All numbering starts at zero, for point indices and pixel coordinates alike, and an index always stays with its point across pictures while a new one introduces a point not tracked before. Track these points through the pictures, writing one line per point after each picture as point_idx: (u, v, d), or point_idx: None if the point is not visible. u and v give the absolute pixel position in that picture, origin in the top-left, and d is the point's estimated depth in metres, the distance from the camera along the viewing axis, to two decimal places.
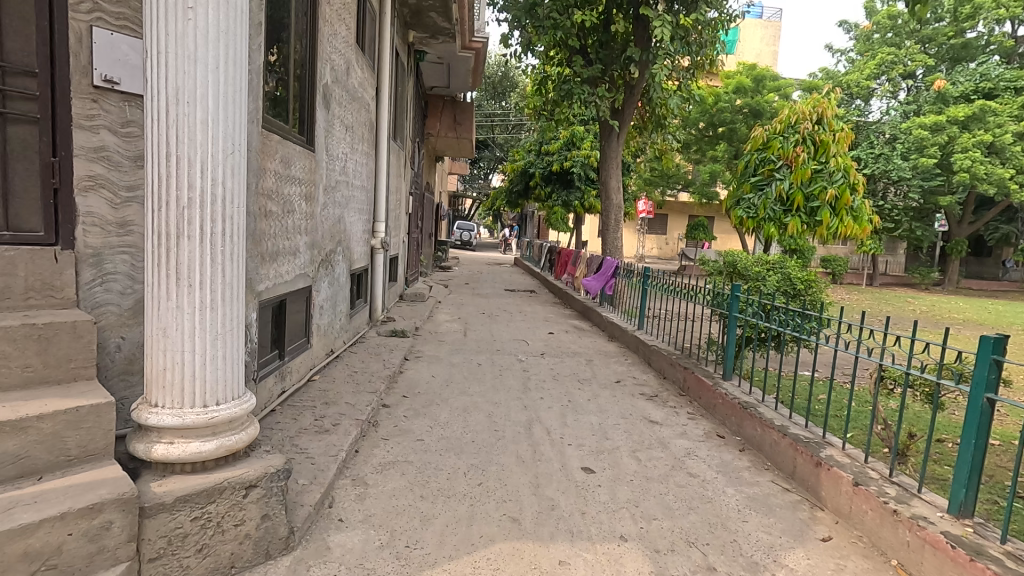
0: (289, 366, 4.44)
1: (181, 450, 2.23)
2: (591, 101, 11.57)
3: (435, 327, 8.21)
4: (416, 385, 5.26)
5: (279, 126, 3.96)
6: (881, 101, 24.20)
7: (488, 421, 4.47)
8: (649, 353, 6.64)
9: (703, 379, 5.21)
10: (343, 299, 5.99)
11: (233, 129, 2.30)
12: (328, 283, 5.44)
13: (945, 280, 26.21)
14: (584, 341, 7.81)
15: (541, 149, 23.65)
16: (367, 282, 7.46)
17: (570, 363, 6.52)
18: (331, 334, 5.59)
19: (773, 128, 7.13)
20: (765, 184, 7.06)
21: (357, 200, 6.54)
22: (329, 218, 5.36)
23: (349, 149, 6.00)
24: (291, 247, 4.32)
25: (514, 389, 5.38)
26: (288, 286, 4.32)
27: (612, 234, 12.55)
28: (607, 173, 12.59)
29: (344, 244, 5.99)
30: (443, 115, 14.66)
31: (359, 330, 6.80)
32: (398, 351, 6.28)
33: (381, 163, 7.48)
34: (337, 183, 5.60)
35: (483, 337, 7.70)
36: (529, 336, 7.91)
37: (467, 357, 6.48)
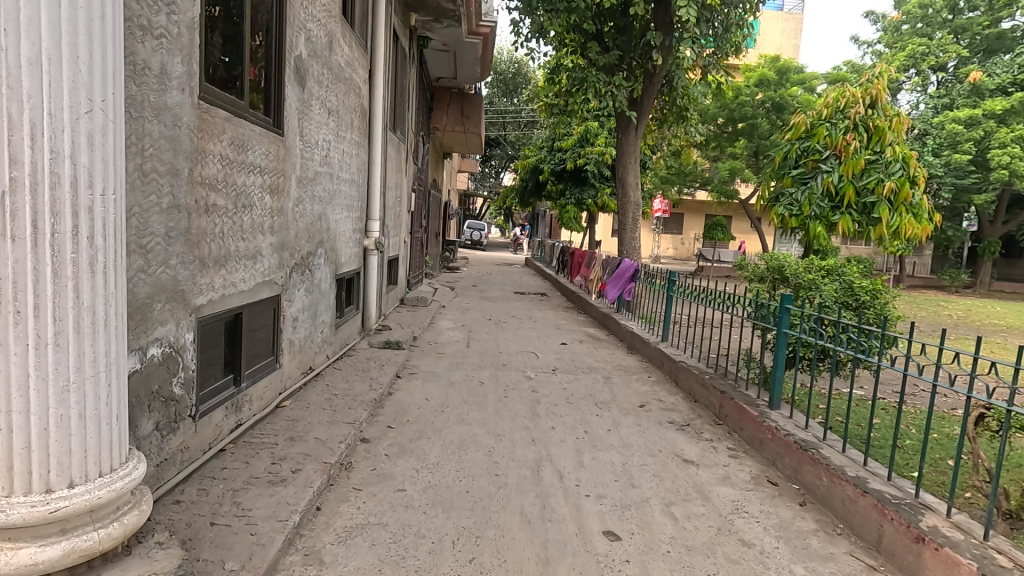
0: (248, 393, 3.68)
1: (6, 560, 1.53)
2: (608, 90, 10.76)
3: (436, 336, 7.44)
4: (405, 411, 4.48)
5: (227, 99, 3.20)
6: (911, 95, 23.05)
7: (488, 461, 3.68)
8: (677, 370, 5.80)
9: (745, 407, 4.38)
10: (325, 308, 5.23)
11: (88, 87, 1.61)
12: (305, 291, 4.68)
13: (977, 283, 24.87)
14: (601, 353, 6.99)
15: (553, 146, 22.81)
16: (359, 287, 6.71)
17: (585, 382, 5.71)
18: (309, 350, 4.84)
19: (818, 114, 6.25)
20: (809, 177, 6.17)
21: (345, 195, 5.78)
22: (306, 215, 4.60)
23: (334, 136, 5.24)
24: (249, 249, 3.56)
25: (521, 415, 4.58)
26: (245, 297, 3.56)
27: (630, 234, 11.71)
28: (624, 169, 11.74)
29: (327, 245, 5.23)
30: (450, 108, 13.91)
31: (347, 341, 6.04)
32: (390, 368, 5.51)
33: (375, 155, 6.73)
34: (317, 175, 4.84)
35: (488, 348, 6.92)
36: (539, 347, 7.10)
37: (468, 374, 5.69)
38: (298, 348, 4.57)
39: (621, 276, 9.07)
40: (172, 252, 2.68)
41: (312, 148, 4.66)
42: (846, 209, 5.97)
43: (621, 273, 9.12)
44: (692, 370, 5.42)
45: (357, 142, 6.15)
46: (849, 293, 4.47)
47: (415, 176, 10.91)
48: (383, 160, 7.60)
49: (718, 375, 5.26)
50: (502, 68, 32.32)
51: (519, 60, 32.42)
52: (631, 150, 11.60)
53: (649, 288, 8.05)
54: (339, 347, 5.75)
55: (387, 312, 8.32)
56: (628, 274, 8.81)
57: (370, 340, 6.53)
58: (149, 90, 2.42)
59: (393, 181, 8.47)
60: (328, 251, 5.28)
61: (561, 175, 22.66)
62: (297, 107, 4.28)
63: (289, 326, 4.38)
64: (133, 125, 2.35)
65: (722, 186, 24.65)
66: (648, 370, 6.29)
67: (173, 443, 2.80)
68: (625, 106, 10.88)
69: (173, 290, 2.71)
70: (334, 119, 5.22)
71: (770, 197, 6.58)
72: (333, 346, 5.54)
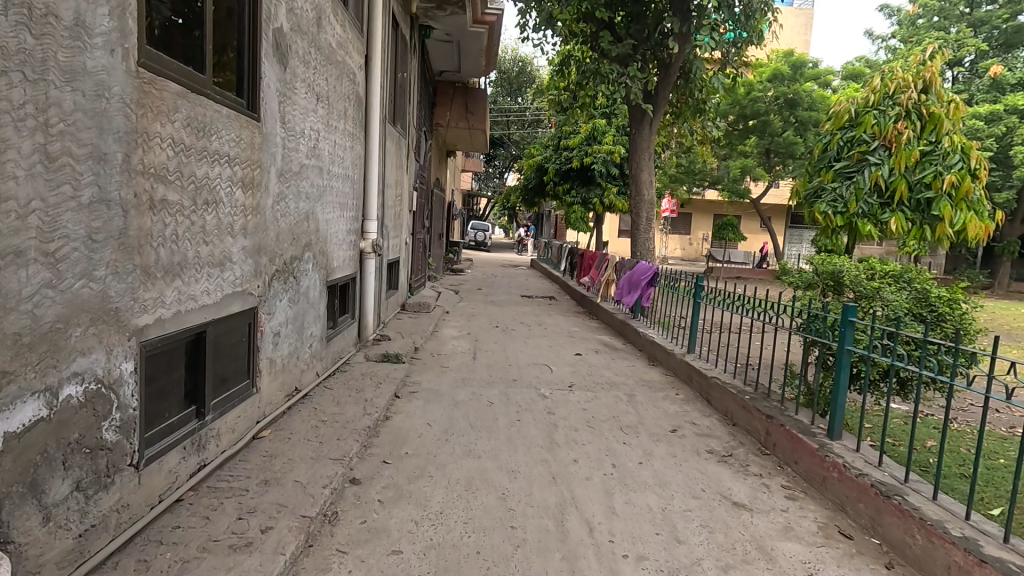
0: (216, 427, 3.09)
1: None
2: (621, 82, 10.15)
3: (439, 347, 6.84)
4: (405, 440, 3.88)
5: (183, 71, 2.61)
6: None
7: (502, 508, 3.06)
8: (709, 388, 5.18)
9: (800, 435, 3.75)
10: (314, 319, 4.63)
11: None
12: (289, 301, 4.08)
13: (995, 283, 24.16)
14: (620, 366, 6.37)
15: (559, 145, 22.21)
16: (355, 294, 6.11)
17: (606, 401, 5.10)
18: (295, 369, 4.24)
19: (863, 101, 5.63)
20: (854, 171, 5.55)
21: (337, 193, 5.18)
22: (289, 214, 4.00)
23: (323, 125, 4.64)
24: (215, 254, 2.96)
25: (538, 446, 3.96)
26: (209, 312, 2.96)
27: (643, 234, 11.09)
28: (638, 165, 11.11)
29: (316, 248, 4.62)
30: (453, 103, 13.34)
31: (340, 355, 5.45)
32: (387, 386, 4.90)
33: (372, 149, 6.13)
34: (304, 168, 4.23)
35: (496, 360, 6.31)
36: (552, 359, 6.50)
37: (476, 393, 5.08)
38: (280, 368, 3.96)
39: (637, 280, 8.42)
40: (99, 260, 2.08)
41: (296, 138, 4.05)
42: (897, 206, 5.37)
43: (636, 277, 8.47)
44: (729, 389, 4.80)
45: (351, 134, 5.55)
46: (921, 305, 3.87)
47: (416, 173, 10.31)
48: (381, 155, 7.00)
49: (759, 394, 4.63)
50: (506, 66, 31.76)
51: (523, 58, 31.85)
52: (644, 145, 10.99)
53: (672, 295, 7.41)
54: (331, 362, 5.15)
55: (387, 319, 7.73)
56: (644, 278, 8.17)
57: (367, 352, 5.93)
58: (55, 45, 1.82)
59: (392, 178, 7.86)
60: (317, 255, 4.67)
61: (567, 174, 22.06)
62: (278, 88, 3.67)
63: (269, 343, 3.76)
64: (31, 91, 1.75)
65: (733, 184, 23.98)
66: (674, 385, 5.67)
67: (107, 502, 2.20)
68: (640, 99, 10.26)
69: (101, 310, 2.10)
70: (323, 105, 4.61)
71: (807, 193, 5.95)
72: (324, 361, 4.93)
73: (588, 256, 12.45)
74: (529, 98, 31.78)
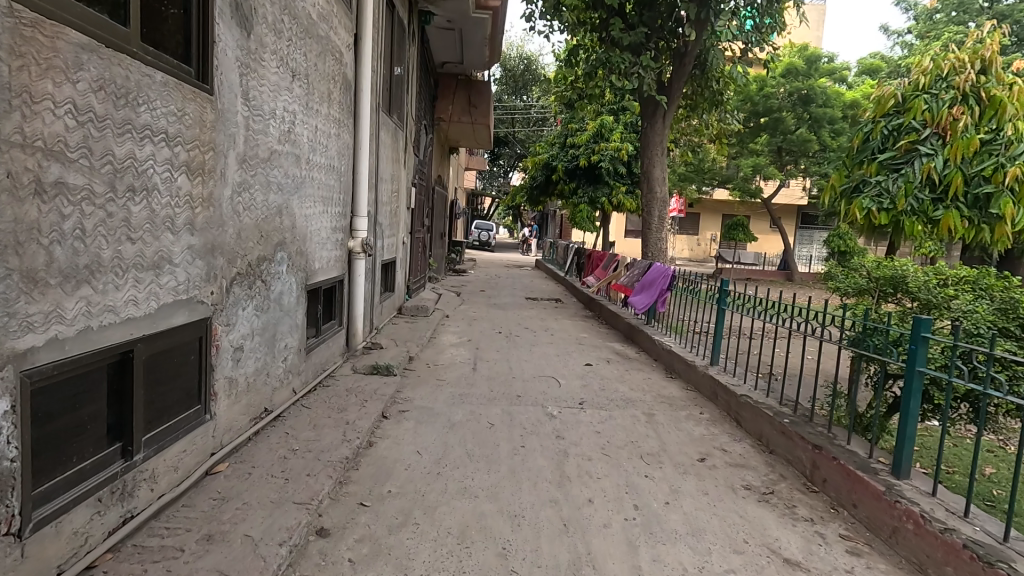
0: (151, 467, 2.51)
1: None
2: (634, 71, 9.55)
3: (436, 356, 6.26)
4: (389, 475, 3.30)
5: (95, 19, 2.04)
6: None
7: (502, 571, 2.47)
8: (739, 407, 4.57)
9: (859, 473, 3.14)
10: (289, 329, 4.05)
11: None
12: (256, 309, 3.49)
13: None
14: (635, 379, 5.78)
15: (565, 143, 21.65)
16: (342, 298, 5.52)
17: (622, 421, 4.51)
18: (263, 388, 3.65)
19: (913, 85, 4.98)
20: (903, 162, 4.89)
21: (320, 184, 4.59)
22: (255, 207, 3.42)
23: (301, 107, 4.06)
24: (148, 255, 2.38)
25: (545, 481, 3.37)
26: (141, 325, 2.38)
27: (656, 235, 10.50)
28: (651, 160, 10.49)
29: (291, 248, 4.04)
30: (456, 96, 12.76)
31: (323, 367, 4.88)
32: (374, 405, 4.32)
33: (362, 138, 5.55)
34: (275, 155, 3.65)
35: (498, 372, 5.73)
36: (560, 370, 5.91)
37: (475, 412, 4.50)
38: (244, 387, 3.38)
39: (650, 284, 7.81)
40: None
41: (264, 119, 3.47)
42: (951, 203, 4.67)
43: (649, 281, 7.86)
44: (764, 411, 4.19)
45: (338, 120, 4.97)
46: (1009, 317, 3.27)
47: (416, 169, 9.74)
48: (374, 147, 6.41)
49: (800, 417, 4.02)
50: (512, 63, 31.25)
51: (529, 55, 31.37)
52: (658, 140, 10.39)
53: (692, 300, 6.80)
54: (311, 377, 4.57)
55: (380, 325, 7.15)
56: (658, 282, 7.55)
57: (355, 364, 5.35)
58: None
59: (387, 173, 7.29)
60: (293, 255, 4.08)
61: (574, 173, 21.50)
62: (239, 57, 3.08)
63: (228, 359, 3.17)
64: None
65: (744, 182, 23.18)
66: (697, 403, 5.07)
67: None
68: (654, 90, 9.67)
69: None
70: (300, 84, 4.02)
71: (846, 188, 5.29)
72: (302, 376, 4.36)
73: (596, 257, 11.85)
74: (534, 95, 31.27)
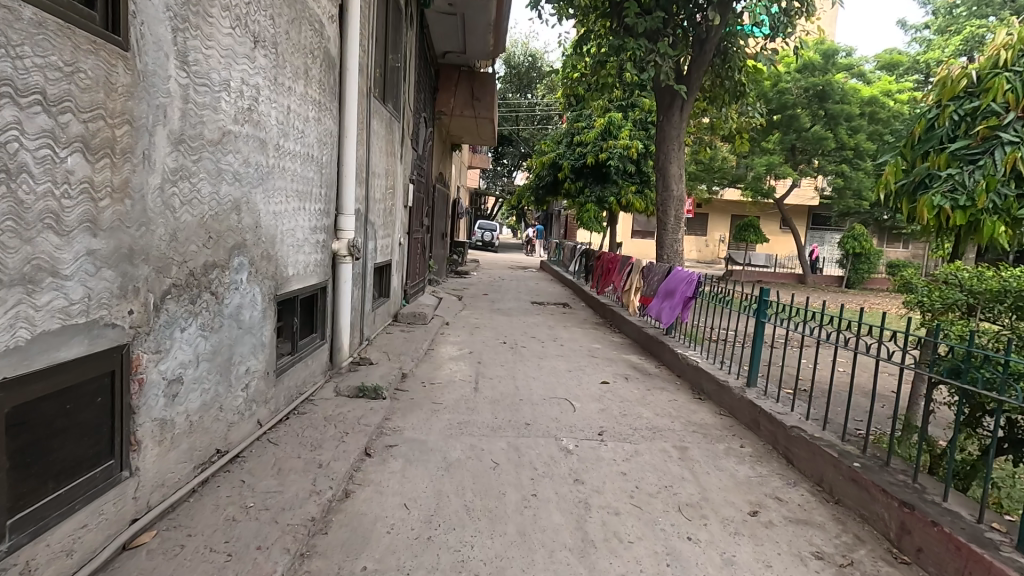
0: (28, 556, 1.82)
1: None
2: (649, 59, 8.83)
3: (433, 373, 5.57)
4: (367, 542, 2.60)
5: None
6: None
7: None
8: (790, 443, 3.85)
9: (973, 547, 2.42)
10: (250, 350, 3.35)
11: None
12: (202, 328, 2.80)
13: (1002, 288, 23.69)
14: (659, 401, 5.06)
15: (572, 140, 20.94)
16: (322, 308, 4.82)
17: (651, 458, 3.81)
18: (213, 426, 2.95)
19: (991, 57, 3.58)
20: (979, 154, 3.50)
21: (293, 176, 3.89)
22: (201, 202, 2.72)
23: (267, 83, 3.36)
24: (11, 265, 1.69)
25: (564, 549, 2.67)
26: (3, 363, 1.69)
27: (672, 235, 9.79)
28: (667, 155, 9.79)
29: (254, 252, 3.35)
30: (458, 89, 12.05)
31: (298, 391, 4.19)
32: (355, 441, 3.61)
33: (349, 126, 4.86)
34: (229, 137, 2.94)
35: (503, 393, 5.03)
36: (573, 390, 5.21)
37: (476, 447, 3.80)
38: (185, 429, 2.68)
39: (670, 292, 7.16)
40: None
41: (213, 92, 2.77)
42: None
43: (670, 288, 7.21)
44: (825, 450, 3.47)
45: (317, 102, 4.27)
46: None
47: (414, 164, 9.06)
48: (363, 136, 5.72)
49: (872, 460, 3.30)
50: (516, 60, 30.65)
51: (534, 53, 30.80)
52: (675, 134, 9.68)
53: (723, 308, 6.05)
54: (281, 405, 3.86)
55: (371, 335, 6.45)
56: (680, 289, 6.91)
57: (338, 384, 4.65)
58: None
59: (380, 166, 6.61)
60: (257, 260, 3.38)
61: (580, 171, 20.81)
62: (171, 6, 2.38)
63: (162, 395, 2.48)
64: None
65: (755, 181, 22.41)
66: (735, 433, 4.34)
67: None
68: (671, 79, 8.97)
69: None
70: (265, 54, 3.32)
71: (905, 185, 3.93)
72: (269, 405, 3.65)
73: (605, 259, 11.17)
74: (540, 94, 30.66)
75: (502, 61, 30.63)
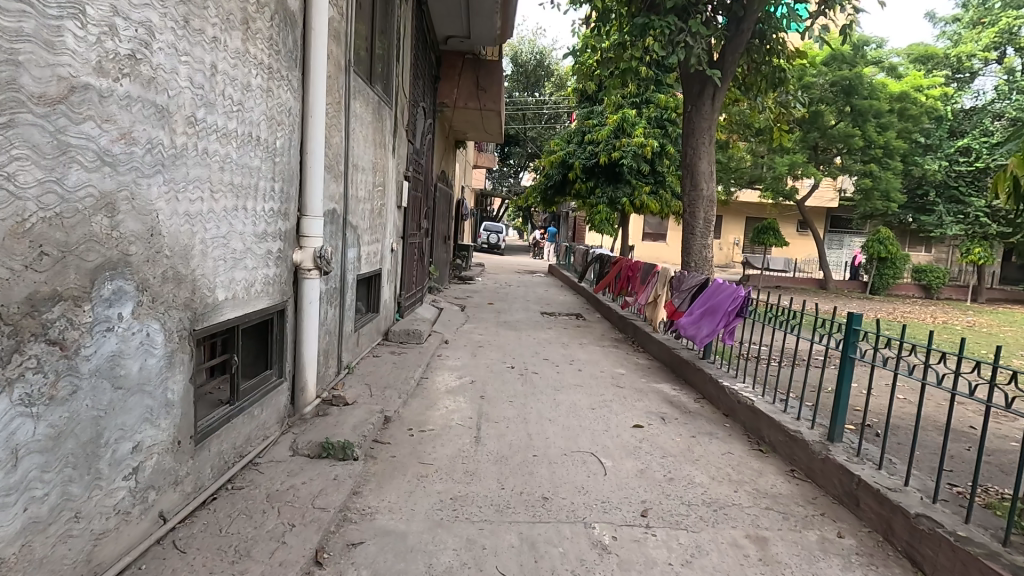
0: None
1: None
2: (679, 40, 7.75)
3: (425, 413, 4.50)
4: None
5: None
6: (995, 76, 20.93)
7: None
8: (917, 540, 2.75)
9: None
10: (141, 418, 2.27)
11: None
12: (29, 407, 1.72)
13: (981, 291, 23.75)
14: (711, 457, 3.96)
15: (583, 138, 19.88)
16: (276, 338, 3.75)
17: (720, 559, 2.72)
18: (57, 548, 1.88)
19: None
20: None
21: (224, 162, 2.82)
22: (14, 194, 1.65)
23: (171, 23, 2.29)
24: None
25: None
26: None
27: (700, 239, 8.75)
28: (696, 150, 8.70)
29: (149, 272, 2.27)
30: (461, 79, 11.00)
31: (239, 452, 3.14)
32: (301, 541, 2.53)
33: (315, 102, 3.80)
34: (85, 98, 1.87)
35: (513, 445, 3.95)
36: (600, 440, 4.13)
37: (474, 543, 2.71)
38: None
39: (706, 306, 6.08)
40: None
41: (42, 18, 1.69)
42: None
43: (704, 301, 6.14)
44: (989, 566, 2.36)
45: (264, 65, 3.18)
46: None
47: (410, 158, 8.01)
48: (341, 120, 4.64)
49: None
50: (524, 57, 29.79)
51: (541, 50, 29.95)
52: (705, 126, 8.59)
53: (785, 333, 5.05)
54: (205, 480, 2.79)
55: (352, 362, 5.38)
56: (719, 303, 5.85)
57: (297, 438, 3.58)
58: None
59: (365, 158, 5.55)
60: (153, 284, 2.30)
61: (591, 171, 19.74)
62: None
63: None
64: None
65: (776, 182, 21.20)
66: (825, 513, 3.23)
67: None
68: (704, 63, 7.85)
69: None
70: None
71: None
72: (180, 488, 2.57)
73: (622, 265, 10.09)
74: (548, 92, 29.75)
75: (509, 58, 29.76)
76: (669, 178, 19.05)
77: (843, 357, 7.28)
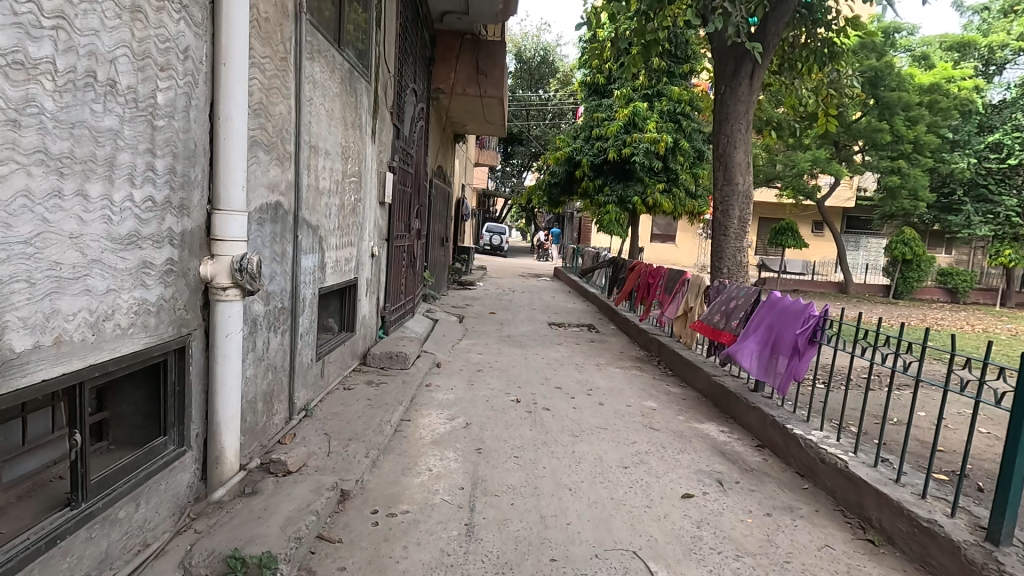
0: None
1: None
2: (715, 6, 6.52)
3: (400, 481, 3.30)
4: None
5: None
6: None
7: None
8: None
9: None
10: None
11: None
12: None
13: (1010, 295, 22.51)
14: (804, 557, 2.78)
15: (590, 134, 18.67)
16: (174, 389, 2.56)
17: None
18: None
19: None
20: None
21: (20, 113, 1.62)
22: None
23: None
24: None
25: None
26: None
27: (733, 239, 7.59)
28: (731, 137, 7.49)
29: None
30: (459, 61, 9.82)
31: None
32: None
33: (231, 43, 2.59)
34: None
35: (519, 537, 2.78)
36: (642, 528, 2.95)
37: None
38: None
39: (766, 330, 4.73)
40: None
41: None
42: None
43: (762, 325, 4.81)
44: None
45: None
46: None
47: (398, 147, 6.84)
48: (287, 81, 3.45)
49: None
50: (528, 54, 28.75)
51: (546, 46, 28.86)
52: (741, 109, 7.41)
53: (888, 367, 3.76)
54: None
55: (309, 402, 4.20)
56: (785, 327, 4.49)
57: (197, 542, 2.38)
58: None
59: (329, 140, 4.36)
60: None
61: (599, 169, 18.53)
62: None
63: None
64: None
65: (796, 179, 19.95)
66: None
67: None
68: (744, 35, 6.64)
69: None
70: None
71: None
72: None
73: (639, 273, 8.85)
74: (553, 89, 28.63)
75: (513, 55, 28.68)
76: (682, 176, 17.79)
77: (912, 382, 6.09)
